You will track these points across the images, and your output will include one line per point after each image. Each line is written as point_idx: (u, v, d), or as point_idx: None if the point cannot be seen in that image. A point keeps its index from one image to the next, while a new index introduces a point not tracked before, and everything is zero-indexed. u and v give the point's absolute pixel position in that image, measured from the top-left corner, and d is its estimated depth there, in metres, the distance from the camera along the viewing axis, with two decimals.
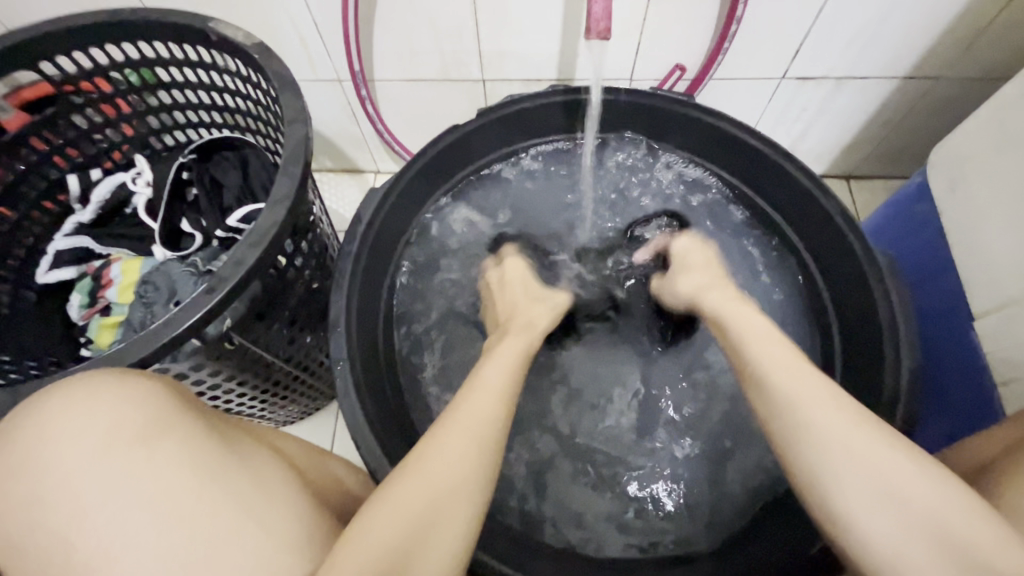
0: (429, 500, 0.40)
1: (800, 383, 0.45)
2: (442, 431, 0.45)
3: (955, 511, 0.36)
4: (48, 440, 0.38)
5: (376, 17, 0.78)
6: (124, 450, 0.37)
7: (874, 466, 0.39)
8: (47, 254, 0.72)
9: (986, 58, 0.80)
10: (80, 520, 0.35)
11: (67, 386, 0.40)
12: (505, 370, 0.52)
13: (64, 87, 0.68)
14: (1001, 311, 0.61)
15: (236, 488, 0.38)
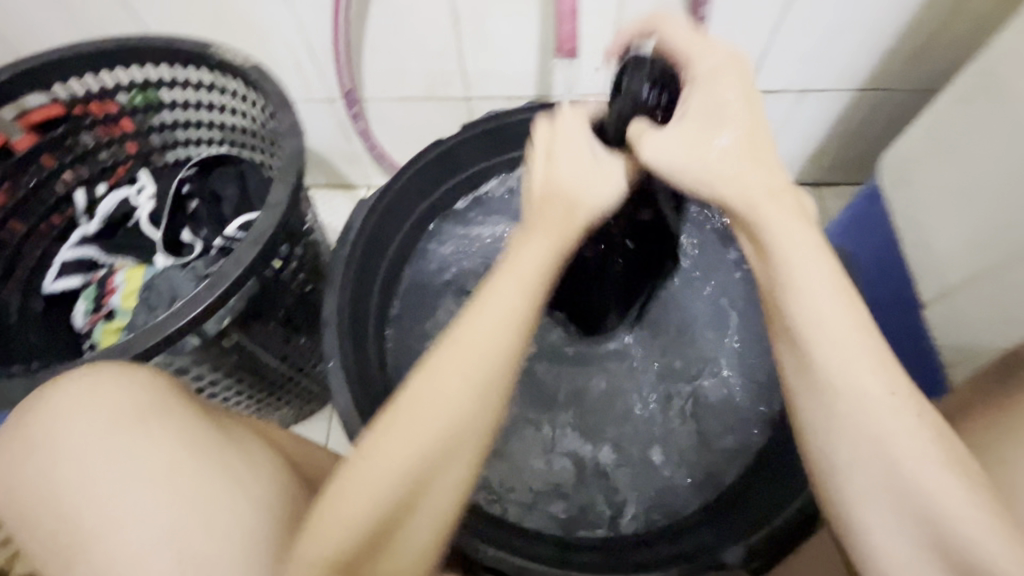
0: (392, 493, 0.36)
1: (848, 358, 0.39)
2: (422, 374, 0.39)
3: (978, 534, 0.35)
4: (58, 419, 0.41)
5: (365, 40, 0.84)
6: (128, 426, 0.40)
7: (911, 483, 0.36)
8: (54, 264, 0.77)
9: (932, 71, 0.87)
10: (91, 488, 0.39)
11: (76, 372, 0.44)
12: (512, 297, 0.40)
13: (74, 108, 0.73)
14: (948, 299, 0.68)
15: (233, 461, 0.41)
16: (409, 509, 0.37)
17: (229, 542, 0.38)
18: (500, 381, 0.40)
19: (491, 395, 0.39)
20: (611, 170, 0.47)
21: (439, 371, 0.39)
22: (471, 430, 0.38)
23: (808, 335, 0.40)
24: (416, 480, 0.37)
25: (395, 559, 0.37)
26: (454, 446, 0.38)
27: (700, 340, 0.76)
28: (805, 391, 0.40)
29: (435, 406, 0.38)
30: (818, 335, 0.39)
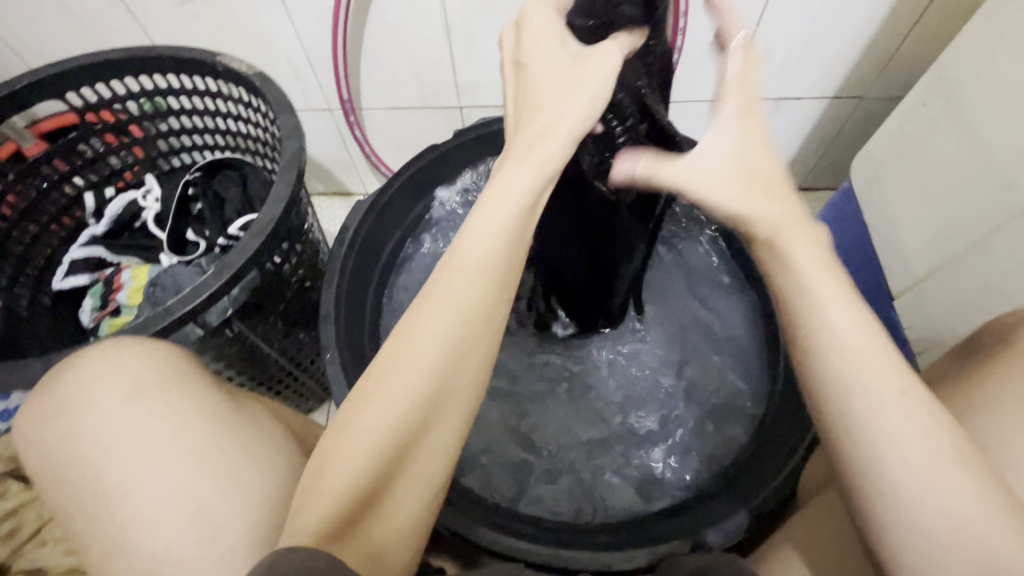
0: (377, 459, 0.37)
1: (862, 355, 0.36)
2: (394, 347, 0.39)
3: (999, 535, 0.33)
4: (84, 388, 0.45)
5: (363, 52, 0.89)
6: (150, 396, 0.45)
7: (939, 486, 0.34)
8: (63, 263, 0.80)
9: (899, 78, 0.92)
10: (114, 451, 0.43)
11: (99, 348, 0.48)
12: (482, 261, 0.40)
13: (86, 115, 0.77)
14: (914, 289, 0.72)
15: (241, 428, 0.46)
16: (396, 475, 0.39)
17: (238, 500, 0.41)
18: (478, 348, 0.41)
19: (470, 361, 0.40)
20: (597, 59, 0.42)
21: (412, 344, 0.39)
22: (449, 398, 0.40)
23: (815, 334, 0.37)
24: (400, 448, 0.38)
25: (387, 524, 0.39)
26: (434, 413, 0.39)
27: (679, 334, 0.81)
28: (820, 391, 0.38)
29: (411, 374, 0.38)
30: (828, 333, 0.37)
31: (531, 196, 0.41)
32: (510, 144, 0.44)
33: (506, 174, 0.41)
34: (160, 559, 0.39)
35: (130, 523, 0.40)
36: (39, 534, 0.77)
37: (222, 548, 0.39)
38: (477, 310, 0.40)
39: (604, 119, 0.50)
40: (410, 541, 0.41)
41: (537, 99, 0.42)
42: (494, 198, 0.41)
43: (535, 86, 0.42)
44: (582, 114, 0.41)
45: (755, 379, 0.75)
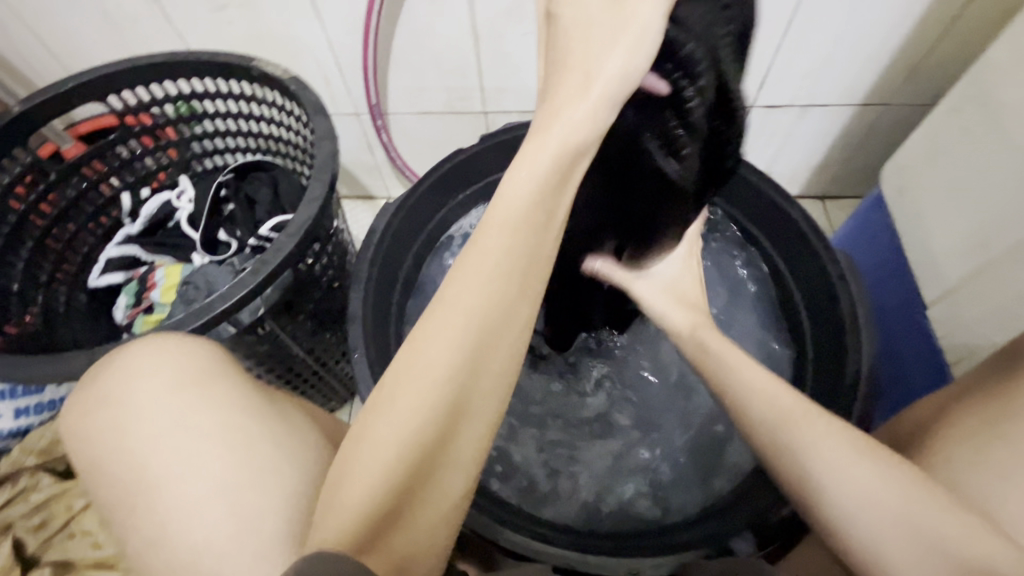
0: (394, 471, 0.36)
1: (758, 387, 0.49)
2: (405, 358, 0.39)
3: (911, 507, 0.40)
4: (128, 381, 0.47)
5: (391, 58, 0.90)
6: (191, 391, 0.46)
7: (853, 476, 0.42)
8: (99, 261, 0.82)
9: (928, 86, 0.91)
10: (155, 444, 0.43)
11: (142, 344, 0.49)
12: (497, 261, 0.39)
13: (125, 118, 0.79)
14: (945, 299, 0.70)
15: (277, 424, 0.46)
16: (420, 485, 0.37)
17: (273, 497, 0.42)
18: (497, 349, 0.39)
19: (489, 360, 0.39)
20: (640, 2, 0.41)
21: (423, 352, 0.38)
22: (472, 403, 0.38)
23: (730, 383, 0.51)
24: (422, 459, 0.37)
25: (410, 534, 0.37)
26: (457, 418, 0.38)
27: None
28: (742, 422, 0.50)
29: (424, 387, 0.37)
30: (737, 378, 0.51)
31: (556, 171, 0.40)
32: (543, 107, 0.43)
33: (535, 147, 0.41)
34: (199, 551, 0.39)
35: (170, 516, 0.41)
36: (68, 527, 0.78)
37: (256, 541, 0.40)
38: (494, 311, 0.39)
39: (671, 80, 0.47)
40: (435, 552, 0.39)
41: (576, 51, 0.42)
42: (514, 179, 0.40)
43: (576, 37, 0.42)
44: (620, 71, 0.41)
45: None
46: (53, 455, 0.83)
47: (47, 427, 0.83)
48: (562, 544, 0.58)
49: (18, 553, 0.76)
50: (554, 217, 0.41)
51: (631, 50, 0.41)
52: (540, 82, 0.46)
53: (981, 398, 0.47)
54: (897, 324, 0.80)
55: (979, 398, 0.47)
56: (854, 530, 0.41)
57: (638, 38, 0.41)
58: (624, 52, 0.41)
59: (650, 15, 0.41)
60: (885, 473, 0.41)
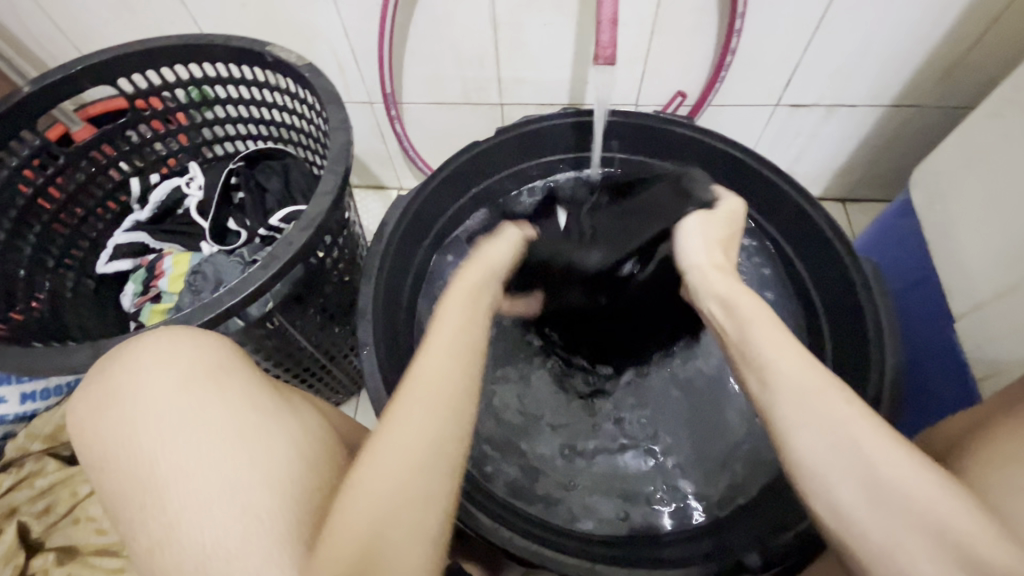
0: (386, 503, 0.40)
1: (780, 351, 0.47)
2: (390, 411, 0.44)
3: (939, 503, 0.38)
4: (132, 379, 0.45)
5: (407, 45, 0.87)
6: (195, 391, 0.44)
7: (879, 459, 0.40)
8: (108, 247, 0.81)
9: (962, 88, 0.87)
10: (159, 446, 0.42)
11: (148, 338, 0.48)
12: (454, 337, 0.49)
13: (135, 102, 0.78)
14: (976, 310, 0.67)
15: (288, 424, 0.46)
16: (406, 519, 0.40)
17: (286, 505, 0.41)
18: (464, 400, 0.46)
19: (460, 407, 0.45)
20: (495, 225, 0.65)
21: (411, 387, 0.45)
22: (447, 445, 0.43)
23: (754, 351, 0.48)
24: (411, 491, 0.41)
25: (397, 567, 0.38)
26: (439, 459, 0.43)
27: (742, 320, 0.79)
28: (758, 389, 0.47)
29: (410, 431, 0.43)
30: (761, 341, 0.48)
31: (475, 294, 0.54)
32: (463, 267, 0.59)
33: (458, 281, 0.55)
34: (208, 555, 0.38)
35: (177, 520, 0.40)
36: (72, 512, 0.78)
37: (265, 546, 0.38)
38: (459, 365, 0.47)
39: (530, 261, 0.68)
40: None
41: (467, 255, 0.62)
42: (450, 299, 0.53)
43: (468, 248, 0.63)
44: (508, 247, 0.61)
45: None
46: (59, 440, 0.83)
47: (53, 411, 0.82)
48: (571, 552, 0.56)
49: (22, 537, 0.76)
50: (481, 312, 0.53)
51: (499, 240, 0.62)
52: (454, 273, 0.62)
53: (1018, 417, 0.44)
54: (922, 335, 0.77)
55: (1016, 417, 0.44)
56: (869, 522, 0.39)
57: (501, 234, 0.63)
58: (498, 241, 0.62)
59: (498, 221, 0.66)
60: (915, 465, 0.40)
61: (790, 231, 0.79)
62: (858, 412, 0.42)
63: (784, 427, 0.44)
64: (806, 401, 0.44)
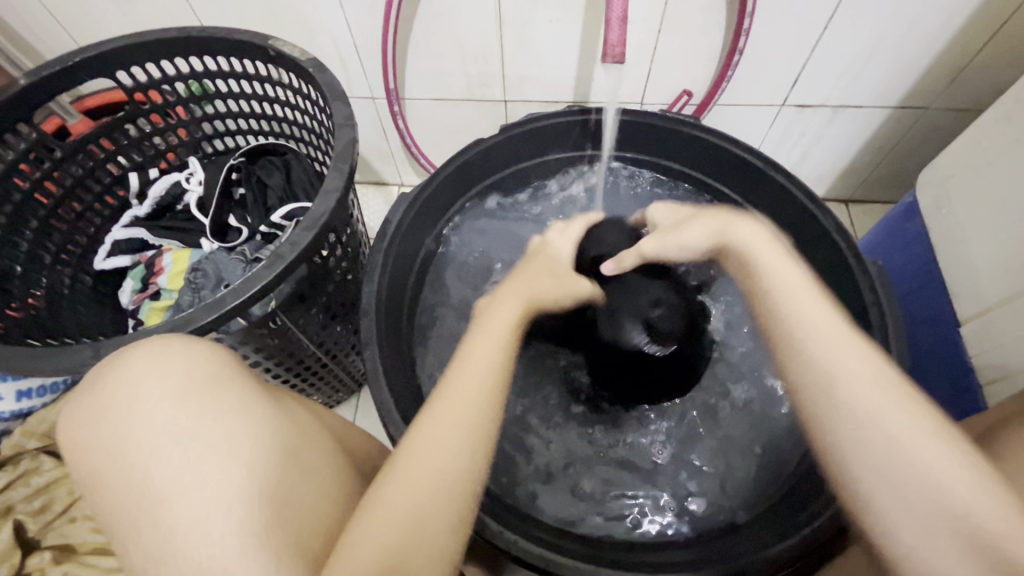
0: (418, 509, 0.41)
1: (822, 333, 0.45)
2: (425, 419, 0.46)
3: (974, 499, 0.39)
4: (127, 387, 0.44)
5: (411, 40, 0.86)
6: (193, 400, 0.43)
7: (914, 454, 0.41)
8: (106, 243, 0.80)
9: (968, 91, 0.87)
10: (155, 457, 0.41)
11: (144, 345, 0.47)
12: (493, 352, 0.49)
13: (135, 94, 0.76)
14: (982, 315, 0.67)
15: (289, 436, 0.45)
16: (432, 525, 0.41)
17: (283, 523, 0.40)
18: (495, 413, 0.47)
19: (490, 420, 0.46)
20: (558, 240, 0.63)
21: (440, 406, 0.46)
22: (477, 456, 0.45)
23: (795, 330, 0.46)
24: (439, 499, 0.42)
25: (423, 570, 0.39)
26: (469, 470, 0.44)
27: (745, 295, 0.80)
28: (799, 372, 0.45)
29: (443, 441, 0.44)
30: (801, 317, 0.46)
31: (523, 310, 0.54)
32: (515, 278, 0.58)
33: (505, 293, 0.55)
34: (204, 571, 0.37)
35: (174, 533, 0.39)
36: (69, 511, 0.77)
37: (269, 559, 0.38)
38: (495, 380, 0.48)
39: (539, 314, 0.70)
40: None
41: (510, 276, 0.59)
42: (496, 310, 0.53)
43: (515, 271, 0.60)
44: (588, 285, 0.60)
45: None
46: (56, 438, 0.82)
47: (49, 410, 0.81)
48: (577, 556, 0.55)
49: (18, 536, 0.75)
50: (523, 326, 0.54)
51: (557, 278, 0.59)
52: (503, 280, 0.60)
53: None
54: (925, 339, 0.77)
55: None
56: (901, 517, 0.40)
57: (561, 273, 0.60)
58: (555, 278, 0.59)
59: (560, 244, 0.63)
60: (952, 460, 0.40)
61: (795, 233, 0.79)
62: (896, 403, 0.43)
63: (822, 415, 0.44)
64: (839, 390, 0.43)
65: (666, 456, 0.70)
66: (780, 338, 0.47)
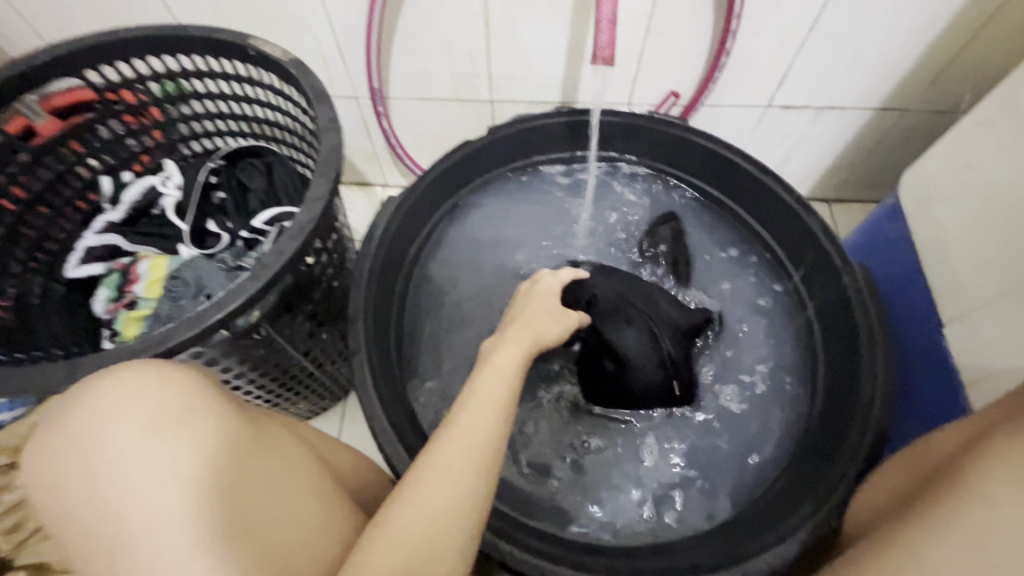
0: (426, 530, 0.41)
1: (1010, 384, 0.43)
2: (436, 442, 0.46)
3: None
4: (97, 418, 0.42)
5: (396, 38, 0.84)
6: (169, 429, 0.42)
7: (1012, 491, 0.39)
8: (77, 250, 0.77)
9: (948, 93, 0.88)
10: (128, 493, 0.40)
11: (114, 372, 0.45)
12: (502, 380, 0.51)
13: (106, 94, 0.73)
14: (965, 317, 0.68)
15: (273, 466, 0.44)
16: (438, 547, 0.41)
17: (265, 557, 0.39)
18: (501, 438, 0.47)
19: (497, 444, 0.47)
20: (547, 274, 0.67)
21: (450, 437, 0.46)
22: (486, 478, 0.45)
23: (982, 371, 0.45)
24: (448, 521, 0.42)
25: None
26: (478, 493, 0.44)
27: (735, 289, 0.80)
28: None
29: (452, 464, 0.44)
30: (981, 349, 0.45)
31: (524, 346, 0.56)
32: (518, 317, 0.61)
33: (514, 327, 0.58)
34: None
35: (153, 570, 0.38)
36: (42, 529, 0.74)
37: None
38: (501, 405, 0.49)
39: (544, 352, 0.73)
40: None
41: (513, 314, 0.62)
42: (504, 345, 0.55)
43: (516, 309, 0.62)
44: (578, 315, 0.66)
45: (793, 398, 0.73)
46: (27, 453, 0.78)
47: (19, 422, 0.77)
48: (573, 566, 0.55)
49: None
50: (528, 355, 0.56)
51: (554, 317, 0.63)
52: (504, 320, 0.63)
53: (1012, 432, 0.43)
54: (908, 339, 0.78)
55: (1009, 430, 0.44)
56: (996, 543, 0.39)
57: (558, 312, 0.64)
58: (553, 316, 0.63)
59: (553, 283, 0.66)
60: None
61: (781, 234, 0.79)
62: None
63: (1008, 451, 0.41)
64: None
65: (661, 464, 0.69)
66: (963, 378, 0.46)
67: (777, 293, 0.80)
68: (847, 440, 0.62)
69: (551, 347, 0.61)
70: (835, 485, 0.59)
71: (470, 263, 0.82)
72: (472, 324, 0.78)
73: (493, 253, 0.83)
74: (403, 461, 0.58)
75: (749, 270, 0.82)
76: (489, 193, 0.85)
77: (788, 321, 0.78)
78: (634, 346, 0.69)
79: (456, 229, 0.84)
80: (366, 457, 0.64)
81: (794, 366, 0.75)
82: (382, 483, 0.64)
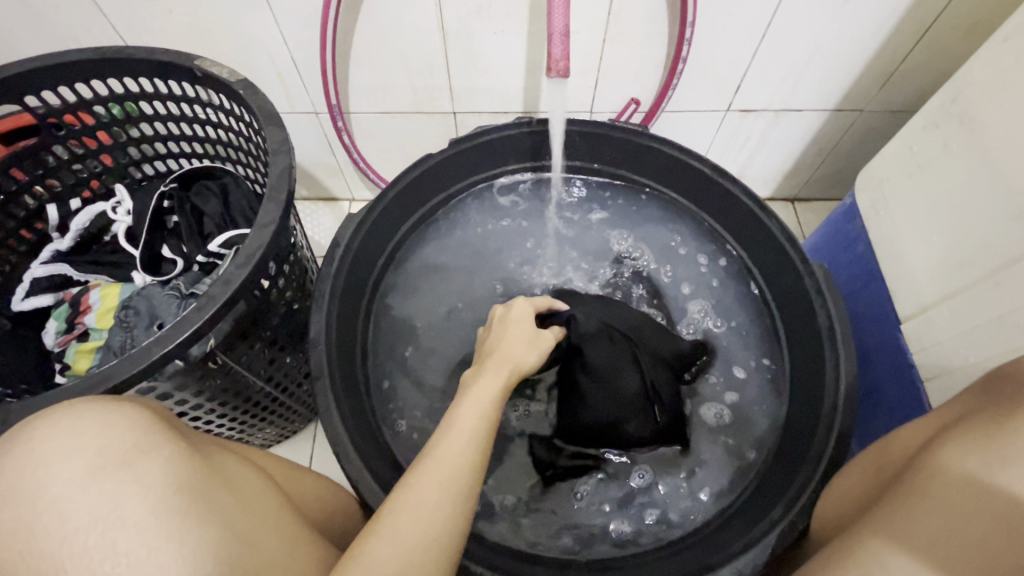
0: (406, 562, 0.39)
1: (1002, 415, 0.43)
2: (413, 475, 0.45)
3: (957, 536, 0.39)
4: (31, 467, 0.39)
5: (353, 54, 0.83)
6: (114, 473, 0.39)
7: (955, 503, 0.41)
8: (23, 283, 0.75)
9: (899, 93, 0.91)
10: (69, 543, 0.36)
11: (52, 416, 0.42)
12: (478, 410, 0.51)
13: (48, 119, 0.71)
14: (922, 314, 0.70)
15: (229, 507, 0.43)
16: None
17: None
18: (476, 468, 0.47)
19: (473, 475, 0.46)
20: (518, 302, 0.67)
21: (428, 469, 0.45)
22: (463, 510, 0.44)
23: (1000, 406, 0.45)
24: (427, 554, 0.41)
25: None
26: (455, 526, 0.43)
27: (701, 291, 0.81)
28: (986, 439, 0.42)
29: (430, 496, 0.43)
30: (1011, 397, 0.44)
31: (500, 375, 0.55)
32: (498, 345, 0.61)
33: (495, 357, 0.58)
34: None
35: None
36: None
37: None
38: (476, 434, 0.49)
39: (527, 387, 0.74)
40: None
41: (492, 343, 0.62)
42: (484, 377, 0.55)
43: (493, 338, 0.62)
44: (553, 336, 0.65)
45: (761, 399, 0.74)
46: None
47: None
48: None
49: None
50: (500, 379, 0.55)
51: (533, 341, 0.62)
52: (481, 352, 0.63)
53: (997, 413, 0.43)
54: (869, 336, 0.79)
55: (990, 412, 0.44)
56: (923, 533, 0.41)
57: (535, 335, 0.63)
58: (529, 343, 0.62)
59: (526, 307, 0.66)
60: (970, 515, 0.39)
61: (744, 237, 0.80)
62: (991, 464, 0.41)
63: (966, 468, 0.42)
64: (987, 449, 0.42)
65: (644, 484, 0.68)
66: (979, 412, 0.46)
67: (745, 292, 0.80)
68: (812, 442, 0.63)
69: (528, 369, 0.60)
70: (802, 488, 0.59)
71: (439, 279, 0.82)
72: (438, 339, 0.77)
73: (461, 265, 0.83)
74: (369, 488, 0.57)
75: (715, 269, 0.82)
76: (453, 211, 0.85)
77: (754, 318, 0.79)
78: (611, 367, 0.68)
79: (421, 249, 0.83)
80: (332, 484, 0.63)
81: (759, 367, 0.76)
82: (349, 509, 0.62)
